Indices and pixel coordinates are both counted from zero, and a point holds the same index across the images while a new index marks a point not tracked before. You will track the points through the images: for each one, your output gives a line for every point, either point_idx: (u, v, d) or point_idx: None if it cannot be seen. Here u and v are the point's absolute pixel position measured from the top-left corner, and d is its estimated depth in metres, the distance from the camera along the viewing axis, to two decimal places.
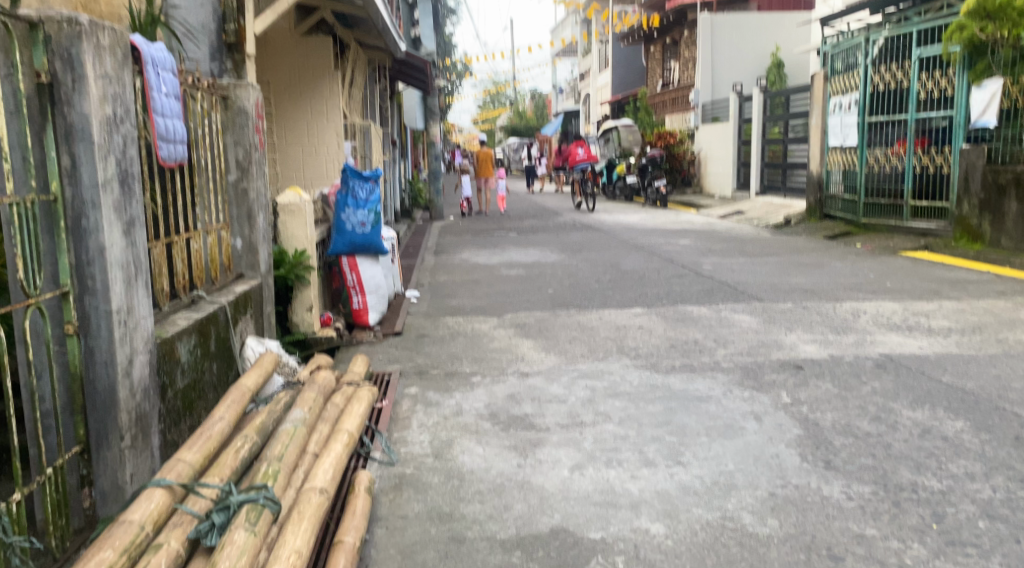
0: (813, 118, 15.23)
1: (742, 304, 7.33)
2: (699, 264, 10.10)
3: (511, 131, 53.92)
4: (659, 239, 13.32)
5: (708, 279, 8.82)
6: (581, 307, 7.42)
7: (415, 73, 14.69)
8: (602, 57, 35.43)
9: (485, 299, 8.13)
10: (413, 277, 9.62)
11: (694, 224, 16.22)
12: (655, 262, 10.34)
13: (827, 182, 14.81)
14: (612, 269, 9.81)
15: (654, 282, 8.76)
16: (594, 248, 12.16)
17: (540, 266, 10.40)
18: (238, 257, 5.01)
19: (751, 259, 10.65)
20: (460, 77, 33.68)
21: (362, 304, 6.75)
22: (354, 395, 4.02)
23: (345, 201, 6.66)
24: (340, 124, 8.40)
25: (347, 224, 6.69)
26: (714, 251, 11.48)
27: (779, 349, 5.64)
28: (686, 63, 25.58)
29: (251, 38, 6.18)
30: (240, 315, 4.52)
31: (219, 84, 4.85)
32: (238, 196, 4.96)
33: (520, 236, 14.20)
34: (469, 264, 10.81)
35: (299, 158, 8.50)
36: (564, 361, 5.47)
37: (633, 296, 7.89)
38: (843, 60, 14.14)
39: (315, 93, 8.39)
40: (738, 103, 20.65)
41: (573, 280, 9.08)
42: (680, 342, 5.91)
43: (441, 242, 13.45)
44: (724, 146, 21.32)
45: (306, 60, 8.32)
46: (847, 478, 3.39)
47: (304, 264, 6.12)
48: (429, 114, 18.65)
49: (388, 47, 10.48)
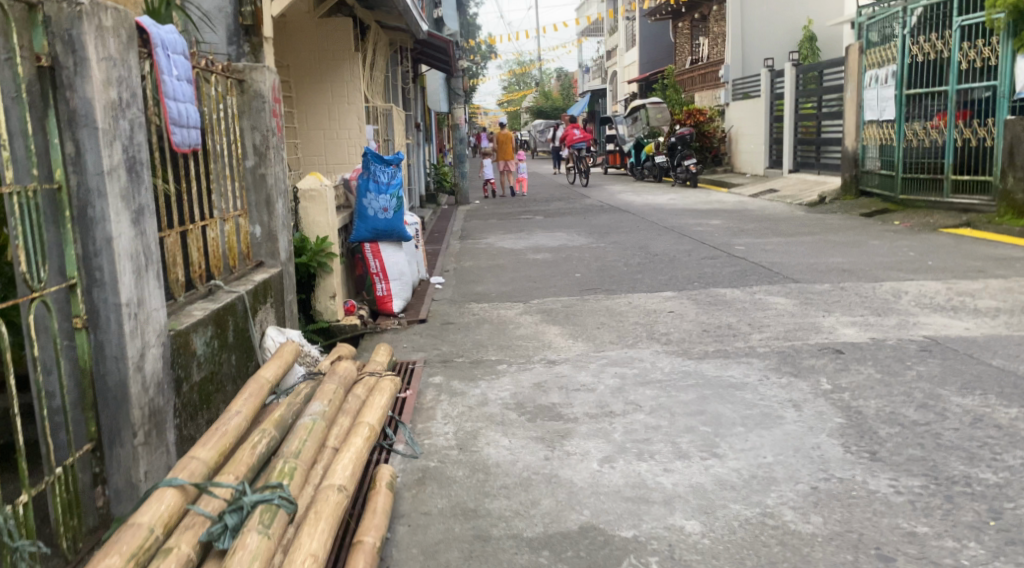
0: (848, 92, 14.86)
1: (777, 286, 7.12)
2: (731, 245, 9.88)
3: (538, 113, 53.55)
4: (689, 220, 13.08)
5: (740, 260, 8.60)
6: (610, 292, 7.25)
7: (439, 56, 14.53)
8: (629, 36, 35.00)
9: (511, 284, 7.99)
10: (438, 263, 9.50)
11: (725, 204, 15.93)
12: (686, 243, 10.12)
13: (862, 158, 14.51)
14: (642, 251, 9.62)
15: (685, 264, 8.57)
16: (622, 230, 11.96)
17: (567, 249, 10.24)
18: (257, 245, 4.90)
19: (785, 239, 10.41)
20: (485, 59, 33.45)
21: (386, 291, 6.67)
22: (375, 387, 3.89)
23: (366, 186, 6.62)
24: (362, 107, 8.29)
25: (368, 210, 6.63)
26: (746, 231, 11.23)
27: (817, 333, 5.44)
28: (716, 39, 25.15)
29: (268, 21, 6.10)
30: (260, 304, 4.40)
31: (234, 67, 4.71)
32: (257, 183, 4.85)
33: (546, 219, 14.03)
34: (495, 248, 10.66)
35: (321, 143, 8.40)
36: (594, 348, 5.31)
37: (665, 279, 7.70)
38: (879, 31, 13.78)
39: (335, 77, 8.27)
40: (769, 79, 20.26)
41: (601, 264, 8.91)
42: (713, 326, 5.73)
43: (467, 227, 13.32)
44: (755, 124, 20.97)
45: (327, 43, 8.20)
46: (895, 471, 3.21)
47: (327, 251, 6.01)
48: (453, 97, 18.50)
49: (410, 29, 10.33)
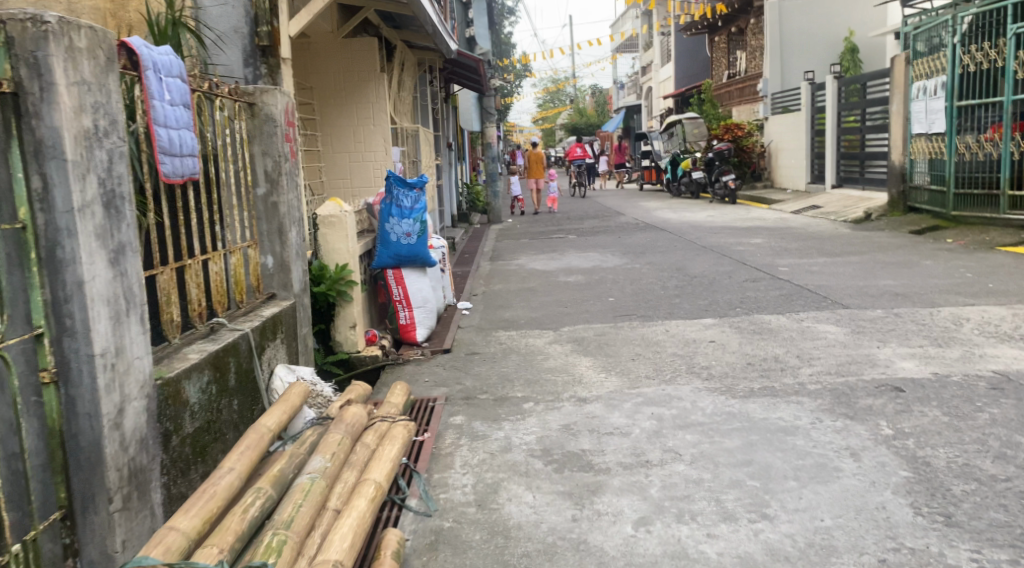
0: (894, 105, 14.32)
1: (826, 312, 6.69)
2: (773, 266, 9.43)
3: (572, 129, 53.32)
4: (728, 238, 12.64)
5: (784, 283, 8.17)
6: (647, 319, 6.85)
7: (469, 73, 14.26)
8: (664, 51, 34.59)
9: (541, 309, 7.63)
10: (466, 286, 9.17)
11: (766, 221, 15.44)
12: (726, 264, 9.70)
13: (909, 173, 14.00)
14: (679, 273, 9.21)
15: (726, 287, 8.15)
16: (659, 249, 11.55)
17: (601, 271, 9.85)
18: (268, 276, 4.57)
19: (830, 259, 9.95)
20: (518, 77, 33.24)
21: (409, 319, 6.36)
22: (387, 434, 3.54)
23: (389, 210, 6.33)
24: (387, 128, 8.01)
25: (391, 235, 6.33)
26: (788, 251, 10.76)
27: (873, 366, 5.01)
28: (753, 52, 24.68)
29: (286, 41, 5.76)
30: (269, 339, 4.06)
31: (243, 89, 4.41)
32: (268, 211, 4.53)
33: (579, 238, 13.66)
34: (526, 270, 10.30)
35: (344, 165, 8.12)
36: (628, 383, 4.93)
37: (704, 305, 7.29)
38: (926, 41, 13.28)
39: (360, 98, 7.99)
40: (810, 92, 19.78)
41: (636, 287, 8.52)
42: (758, 359, 5.32)
43: (498, 247, 12.99)
44: (796, 138, 20.46)
45: (351, 62, 7.92)
46: (975, 540, 2.81)
47: (347, 279, 5.70)
48: (485, 115, 18.22)
49: (438, 47, 10.05)
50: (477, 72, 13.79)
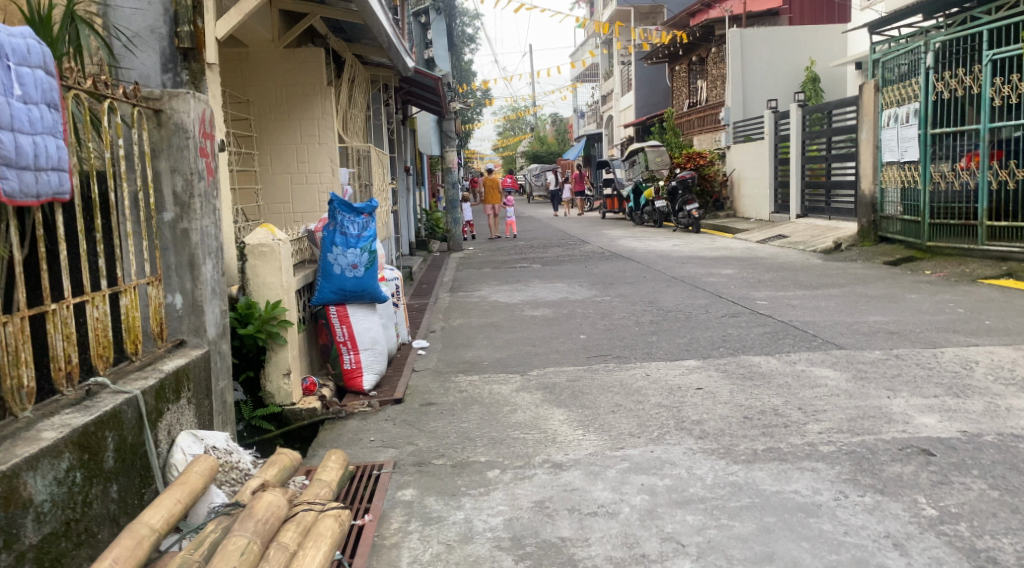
0: (863, 132, 13.90)
1: (820, 353, 6.04)
2: (751, 299, 8.80)
3: (532, 158, 52.90)
4: (699, 268, 12.03)
5: (768, 319, 7.53)
6: (623, 360, 6.14)
7: (427, 95, 13.55)
8: (624, 80, 34.26)
9: (506, 349, 6.89)
10: (422, 321, 8.39)
11: (734, 250, 14.89)
12: (700, 297, 9.05)
13: (881, 203, 13.53)
14: (652, 307, 8.54)
15: (705, 323, 7.48)
16: (628, 281, 10.89)
17: (568, 304, 9.15)
18: (176, 319, 3.79)
19: (811, 292, 9.34)
20: (478, 104, 32.65)
21: (354, 363, 5.60)
22: (312, 529, 2.79)
23: (332, 238, 5.59)
24: (334, 145, 7.28)
25: (334, 267, 5.57)
26: (764, 282, 10.18)
27: (889, 422, 4.32)
28: (715, 81, 24.34)
29: (211, 44, 5.02)
30: (170, 401, 3.27)
31: (145, 93, 3.65)
32: (177, 239, 3.75)
33: (544, 269, 12.96)
34: (488, 303, 9.56)
35: (283, 187, 7.31)
36: (610, 442, 4.21)
37: (684, 344, 6.61)
38: (897, 68, 12.88)
39: (304, 114, 7.26)
40: (774, 120, 19.39)
41: (608, 322, 7.82)
42: (755, 412, 4.63)
43: (458, 278, 12.23)
44: (759, 167, 20.03)
45: (293, 75, 7.21)
46: None
47: (279, 319, 4.96)
48: (445, 139, 17.55)
49: (394, 63, 9.34)
50: (435, 94, 13.09)
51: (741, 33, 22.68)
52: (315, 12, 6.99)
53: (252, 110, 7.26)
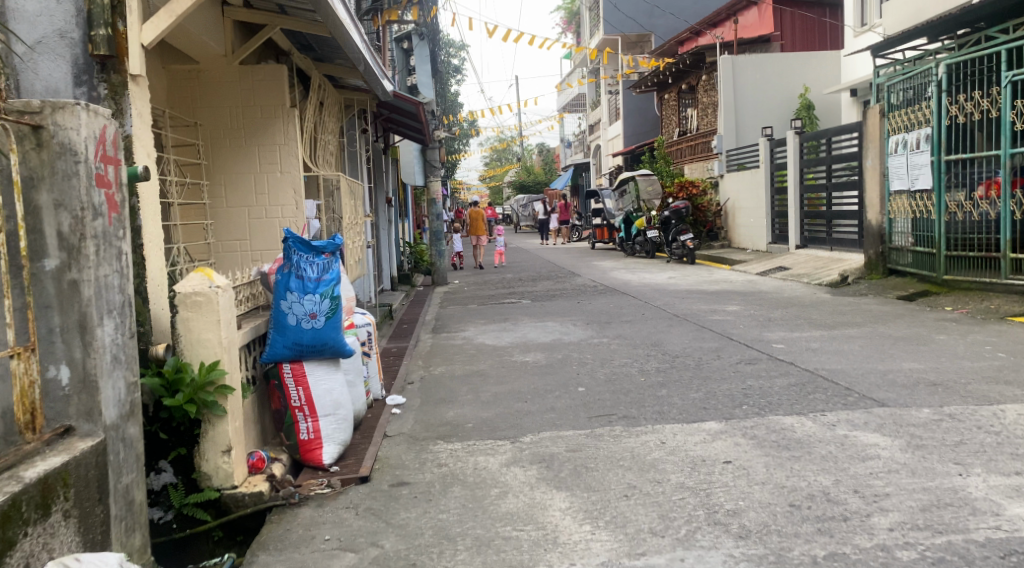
0: (869, 159, 12.97)
1: (860, 412, 5.17)
2: (765, 341, 7.94)
3: (520, 188, 52.23)
4: (701, 305, 11.17)
5: (790, 367, 6.67)
6: (631, 423, 5.25)
7: (408, 122, 12.73)
8: (613, 108, 33.61)
9: (494, 406, 5.97)
10: (399, 370, 7.47)
11: (734, 284, 14.06)
12: (708, 340, 8.18)
13: (889, 233, 12.64)
14: (656, 352, 7.67)
15: (718, 373, 6.61)
16: (626, 319, 10.03)
17: (562, 347, 8.27)
18: (56, 399, 2.92)
19: (828, 333, 8.46)
20: (465, 135, 31.95)
21: (312, 432, 4.73)
22: None
23: (287, 283, 4.71)
24: (299, 174, 6.45)
25: (289, 317, 4.69)
26: (774, 321, 9.33)
27: (975, 515, 3.45)
28: (705, 109, 23.63)
29: (137, 51, 4.16)
30: (28, 523, 2.53)
31: (16, 106, 2.85)
32: (64, 295, 2.92)
33: (533, 305, 12.09)
34: (474, 346, 8.67)
35: (240, 221, 6.47)
36: (626, 546, 3.36)
37: (699, 401, 5.73)
38: (904, 91, 12.07)
39: (264, 139, 6.43)
40: (769, 148, 18.65)
41: (609, 370, 6.94)
42: (801, 497, 3.76)
43: (442, 316, 11.33)
44: (756, 196, 19.26)
45: (252, 94, 6.38)
46: None
47: (217, 385, 4.10)
48: (428, 168, 16.74)
49: (368, 85, 8.44)
50: (415, 121, 12.28)
51: (733, 60, 21.86)
52: (275, 23, 6.27)
53: (202, 134, 6.38)
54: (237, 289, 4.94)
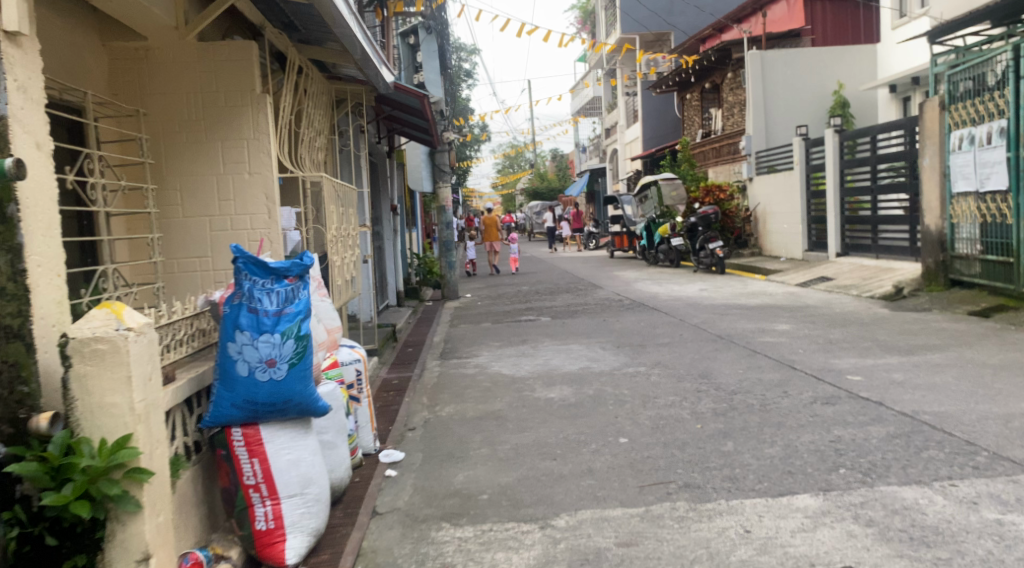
0: (925, 157, 11.69)
1: (1002, 481, 3.89)
2: (835, 373, 6.65)
3: (534, 195, 51.27)
4: (744, 322, 9.89)
5: (880, 408, 5.38)
6: (697, 495, 4.01)
7: (414, 121, 11.54)
8: (630, 112, 32.38)
9: (515, 465, 4.72)
10: (401, 411, 6.24)
11: (774, 297, 12.76)
12: (765, 370, 6.90)
13: (950, 240, 11.25)
14: (708, 386, 6.39)
15: (792, 417, 5.34)
16: (662, 341, 8.74)
17: (591, 379, 7.02)
18: None
19: (907, 358, 7.13)
20: (477, 141, 30.79)
21: (272, 521, 3.55)
22: None
23: (237, 318, 3.55)
24: (271, 176, 5.32)
25: (239, 366, 3.51)
26: (836, 344, 8.03)
27: None
28: (731, 109, 22.34)
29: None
30: None
31: None
32: None
33: (553, 323, 10.83)
34: (488, 376, 7.43)
35: (199, 234, 5.31)
36: None
37: (778, 461, 4.47)
38: (969, 80, 10.73)
39: (229, 133, 5.31)
40: (804, 148, 17.33)
41: (654, 412, 5.69)
42: None
43: (452, 337, 10.10)
44: (789, 201, 17.95)
45: (211, 78, 5.28)
46: None
47: (129, 470, 2.93)
48: (438, 173, 15.56)
49: (364, 68, 7.20)
50: (422, 119, 11.08)
51: (761, 55, 20.46)
52: None
53: (150, 127, 5.27)
54: (168, 327, 3.65)
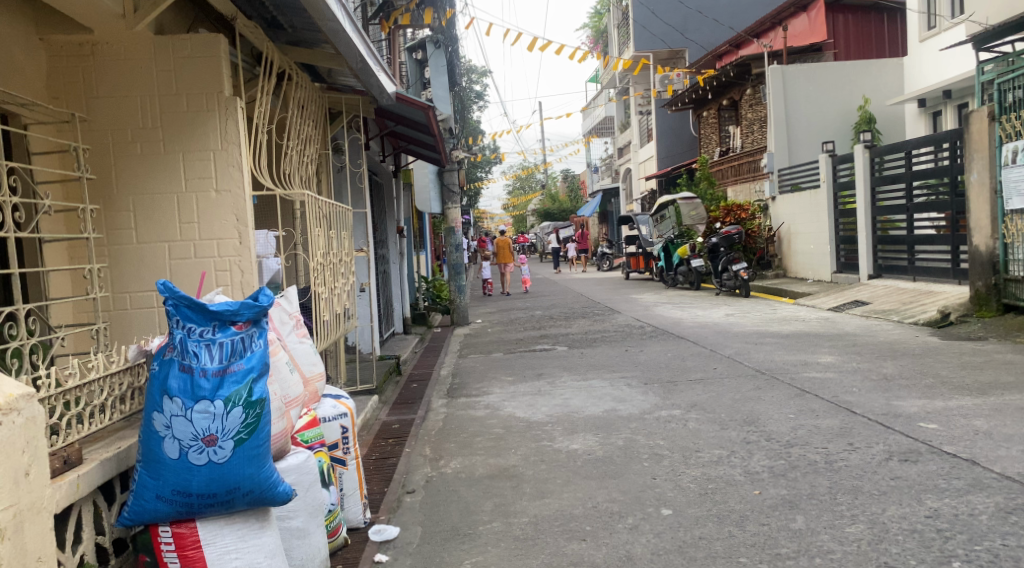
0: (972, 173, 10.73)
1: None
2: (904, 419, 5.69)
3: (545, 216, 50.47)
4: (783, 354, 8.96)
5: (976, 469, 4.45)
6: None
7: (419, 138, 10.72)
8: (644, 130, 31.53)
9: (535, 550, 3.83)
10: (400, 467, 5.34)
11: (809, 323, 11.82)
12: (822, 416, 5.96)
13: (1003, 261, 10.31)
14: (759, 437, 5.45)
15: (870, 481, 4.42)
16: (696, 377, 7.81)
17: (619, 424, 6.11)
18: None
19: (983, 399, 6.18)
20: (487, 161, 29.97)
21: None
22: None
23: (166, 380, 2.91)
24: (243, 195, 4.45)
25: (169, 445, 2.86)
26: (895, 382, 7.05)
27: None
28: (751, 125, 21.48)
29: None
30: None
31: None
32: None
33: (571, 354, 9.93)
34: (500, 421, 6.53)
35: (155, 263, 4.45)
36: None
37: (867, 549, 3.56)
38: (1022, 89, 9.81)
39: (192, 144, 4.45)
40: (831, 166, 16.43)
41: (703, 473, 4.76)
42: None
43: (461, 371, 9.21)
44: (815, 220, 17.00)
45: (170, 79, 4.43)
46: None
47: None
48: (447, 194, 14.70)
49: (360, 74, 6.34)
50: (428, 135, 10.24)
51: (783, 69, 19.50)
52: None
53: (94, 137, 4.40)
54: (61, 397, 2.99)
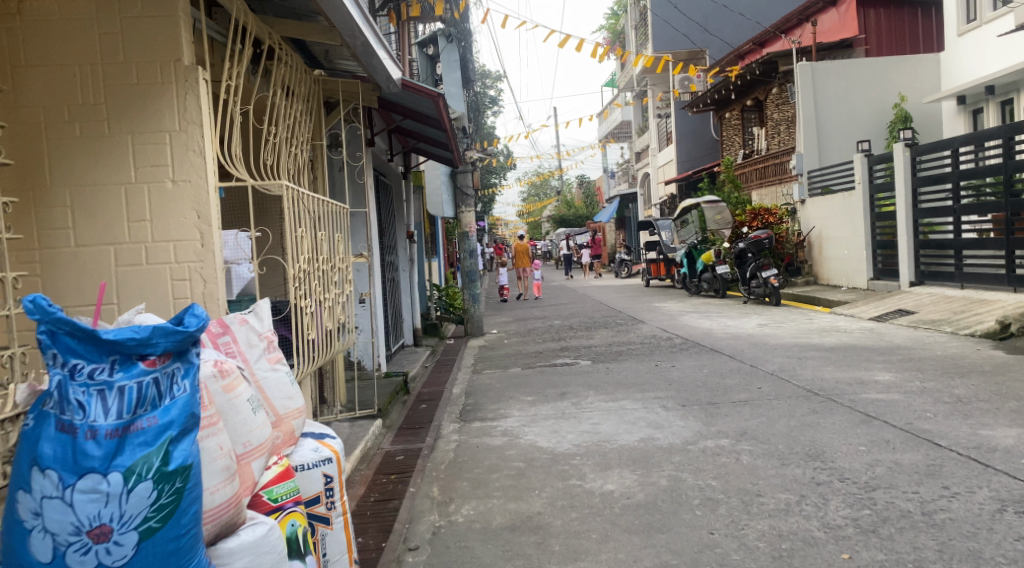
0: None
1: None
2: (1003, 454, 4.77)
3: (561, 222, 49.45)
4: (833, 370, 8.03)
5: None
6: None
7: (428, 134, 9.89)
8: (663, 132, 30.59)
9: None
10: (401, 513, 4.49)
11: (852, 335, 10.86)
12: (900, 449, 5.03)
13: None
14: (832, 477, 4.55)
15: (989, 543, 3.51)
16: (740, 398, 6.91)
17: (658, 458, 5.22)
18: None
19: None
20: (501, 166, 29.11)
21: None
22: None
23: (45, 442, 2.35)
24: (205, 186, 3.63)
25: (40, 537, 2.32)
26: (974, 405, 6.11)
27: None
28: (777, 125, 20.54)
29: None
30: None
31: None
32: None
33: (595, 370, 9.04)
34: (518, 452, 5.66)
35: (98, 270, 3.61)
36: None
37: None
38: None
39: (142, 122, 3.62)
40: (866, 166, 15.49)
41: (771, 526, 3.88)
42: None
43: (474, 389, 8.36)
44: (850, 223, 16.04)
45: (115, 44, 3.61)
46: None
47: None
48: (460, 197, 13.83)
49: (358, 56, 5.46)
50: (437, 132, 9.41)
51: (812, 66, 18.57)
52: None
53: (16, 116, 3.59)
54: None
